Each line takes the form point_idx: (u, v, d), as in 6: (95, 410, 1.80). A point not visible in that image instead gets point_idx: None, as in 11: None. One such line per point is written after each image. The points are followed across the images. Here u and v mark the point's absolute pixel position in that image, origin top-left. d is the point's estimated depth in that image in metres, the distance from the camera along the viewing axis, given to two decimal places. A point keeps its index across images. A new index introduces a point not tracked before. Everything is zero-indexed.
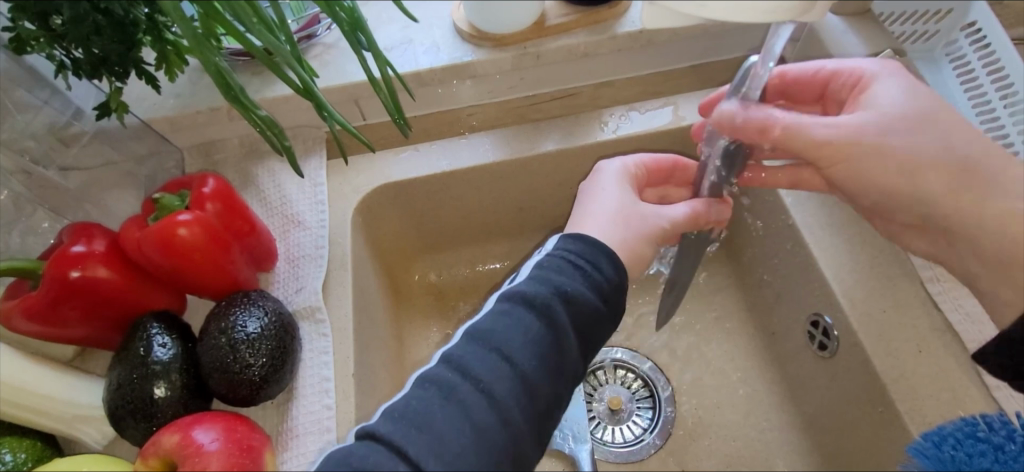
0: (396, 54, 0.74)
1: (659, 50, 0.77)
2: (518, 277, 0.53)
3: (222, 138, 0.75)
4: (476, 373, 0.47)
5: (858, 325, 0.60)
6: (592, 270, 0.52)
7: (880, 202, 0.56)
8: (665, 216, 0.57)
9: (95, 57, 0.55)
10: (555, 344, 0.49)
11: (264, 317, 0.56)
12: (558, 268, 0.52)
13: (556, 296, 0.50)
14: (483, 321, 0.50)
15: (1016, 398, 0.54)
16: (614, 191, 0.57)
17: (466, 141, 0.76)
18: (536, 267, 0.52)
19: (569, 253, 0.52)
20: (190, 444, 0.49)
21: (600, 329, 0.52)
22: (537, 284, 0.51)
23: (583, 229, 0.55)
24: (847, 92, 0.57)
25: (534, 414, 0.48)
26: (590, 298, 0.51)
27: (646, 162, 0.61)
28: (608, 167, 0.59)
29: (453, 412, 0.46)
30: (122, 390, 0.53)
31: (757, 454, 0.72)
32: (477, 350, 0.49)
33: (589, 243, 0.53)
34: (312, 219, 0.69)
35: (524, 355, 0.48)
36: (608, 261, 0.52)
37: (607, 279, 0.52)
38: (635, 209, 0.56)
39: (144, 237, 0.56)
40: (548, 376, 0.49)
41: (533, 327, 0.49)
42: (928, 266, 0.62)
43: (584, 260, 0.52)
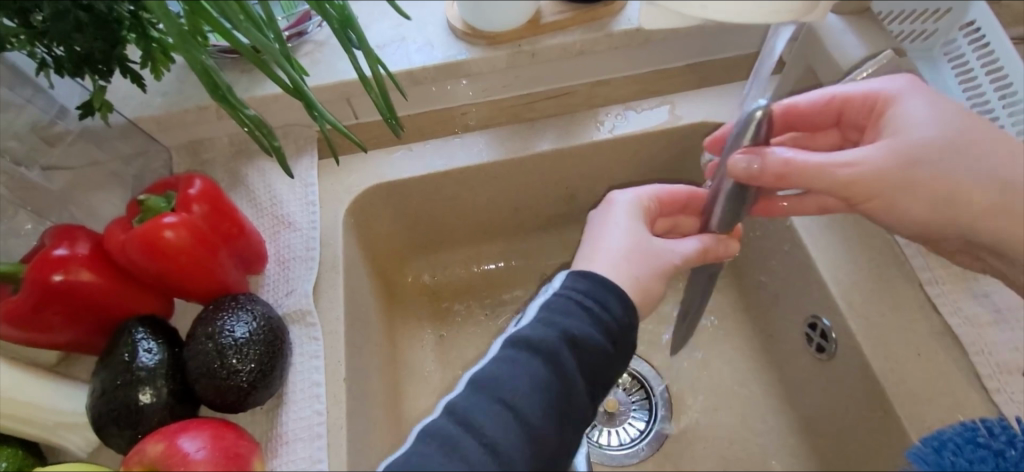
0: (388, 52, 0.73)
1: (656, 48, 0.76)
2: (523, 320, 0.52)
3: (211, 137, 0.74)
4: (480, 426, 0.47)
5: (856, 328, 0.59)
6: (600, 310, 0.51)
7: (918, 233, 0.56)
8: (677, 252, 0.56)
9: (77, 54, 0.53)
10: (562, 390, 0.49)
11: (252, 321, 0.55)
12: (565, 309, 0.51)
13: (562, 341, 0.49)
14: (488, 368, 0.50)
15: (1015, 402, 0.54)
16: (626, 226, 0.56)
17: (459, 140, 0.75)
18: (543, 308, 0.51)
19: (576, 292, 0.51)
20: (175, 453, 0.48)
21: (609, 370, 0.51)
22: (544, 327, 0.50)
23: (591, 266, 0.54)
24: (865, 116, 0.58)
25: (541, 461, 0.47)
26: (598, 339, 0.50)
27: (657, 195, 0.60)
28: (619, 199, 0.58)
29: (456, 466, 0.46)
30: (106, 396, 0.52)
31: (753, 457, 0.71)
32: (481, 401, 0.48)
33: (598, 282, 0.52)
34: (303, 219, 0.68)
35: (530, 406, 0.47)
36: (616, 300, 0.51)
37: (614, 317, 0.51)
38: (646, 245, 0.55)
39: (128, 239, 0.55)
40: (551, 422, 0.48)
41: (540, 374, 0.48)
42: (926, 267, 0.61)
43: (592, 301, 0.51)
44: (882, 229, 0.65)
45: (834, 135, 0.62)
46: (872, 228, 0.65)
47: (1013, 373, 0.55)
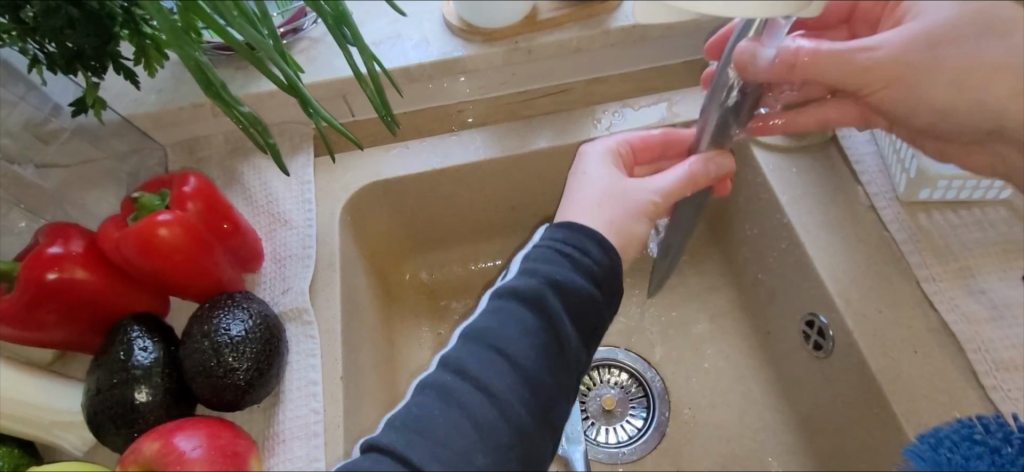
0: (384, 49, 0.72)
1: (653, 45, 0.75)
2: (509, 273, 0.52)
3: (207, 134, 0.73)
4: (474, 373, 0.47)
5: (853, 325, 0.60)
6: (581, 255, 0.51)
7: (935, 123, 0.57)
8: (654, 189, 0.56)
9: (70, 51, 0.53)
10: (552, 333, 0.49)
11: (248, 319, 0.54)
12: (546, 258, 0.51)
13: (546, 286, 0.49)
14: (477, 319, 0.50)
15: (1012, 399, 0.53)
16: (601, 171, 0.56)
17: (456, 137, 0.75)
18: (526, 260, 0.51)
19: (557, 242, 0.51)
20: (170, 452, 0.48)
21: (598, 315, 0.51)
22: (526, 277, 0.50)
23: (569, 215, 0.54)
24: (879, 10, 0.58)
25: (541, 400, 0.47)
26: (584, 286, 0.50)
27: (629, 141, 0.60)
28: (591, 150, 0.58)
29: (456, 414, 0.45)
30: (102, 395, 0.52)
31: (751, 454, 0.71)
32: (473, 350, 0.48)
33: (576, 229, 0.52)
34: (299, 218, 0.67)
35: (520, 348, 0.47)
36: (597, 247, 0.51)
37: (596, 263, 0.51)
38: (621, 186, 0.55)
39: (123, 237, 0.55)
40: (545, 365, 0.48)
41: (527, 320, 0.48)
42: (924, 264, 0.61)
43: (572, 247, 0.51)
44: (879, 227, 0.65)
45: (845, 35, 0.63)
46: (869, 226, 0.65)
47: (1010, 370, 0.55)
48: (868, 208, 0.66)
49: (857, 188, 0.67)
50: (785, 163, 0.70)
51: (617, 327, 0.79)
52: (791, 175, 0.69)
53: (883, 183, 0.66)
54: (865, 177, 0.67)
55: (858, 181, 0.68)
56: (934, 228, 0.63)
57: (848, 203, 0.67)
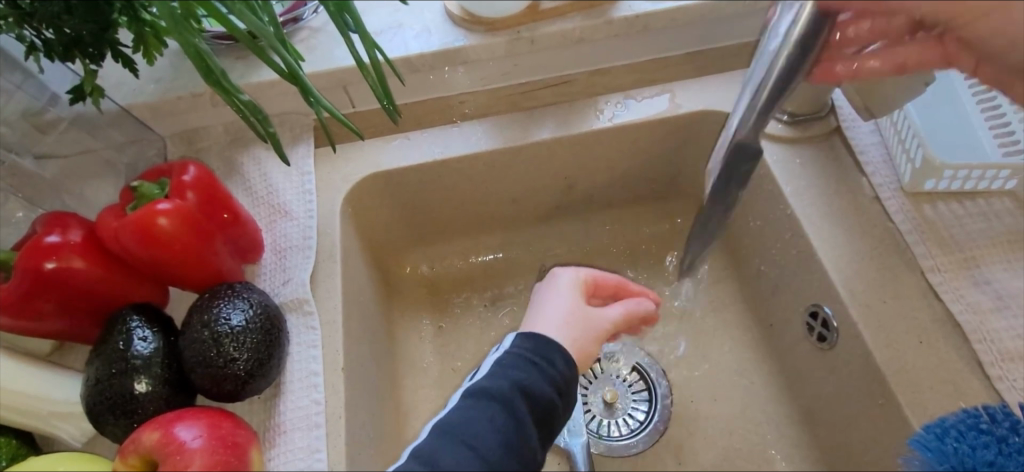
0: (385, 39, 0.72)
1: (657, 35, 0.75)
2: (477, 374, 0.52)
3: (206, 125, 0.73)
4: (444, 466, 0.47)
5: (858, 316, 0.59)
6: (548, 365, 0.51)
7: (1008, 48, 0.53)
8: (608, 319, 0.57)
9: (67, 37, 0.52)
10: (518, 436, 0.49)
11: (249, 310, 0.54)
12: (516, 364, 0.51)
13: (515, 391, 0.50)
14: (450, 416, 0.50)
15: (1017, 389, 0.53)
16: (564, 298, 0.57)
17: (457, 129, 0.75)
18: (495, 364, 0.52)
19: (525, 351, 0.52)
20: (171, 442, 0.47)
21: (561, 422, 0.52)
22: (496, 379, 0.50)
23: (534, 329, 0.55)
24: None
25: None
26: (549, 395, 0.51)
27: (594, 274, 0.60)
28: (560, 275, 0.59)
29: None
30: (100, 386, 0.51)
31: (754, 447, 0.71)
32: (446, 444, 0.48)
33: (542, 341, 0.52)
34: (300, 208, 0.67)
35: (490, 446, 0.48)
36: (563, 358, 0.52)
37: (563, 375, 0.52)
38: (581, 314, 0.56)
39: (121, 227, 0.54)
40: (514, 467, 0.48)
41: (497, 419, 0.49)
42: (928, 255, 0.60)
43: (540, 357, 0.52)
44: (884, 217, 0.64)
45: None
46: (874, 217, 0.65)
47: (1015, 361, 0.54)
48: (872, 199, 0.65)
49: (861, 179, 0.67)
50: (789, 153, 0.69)
51: None
52: (794, 166, 0.69)
53: (887, 173, 0.66)
54: (869, 168, 0.66)
55: (862, 172, 0.67)
56: (939, 219, 0.62)
57: (852, 194, 0.66)
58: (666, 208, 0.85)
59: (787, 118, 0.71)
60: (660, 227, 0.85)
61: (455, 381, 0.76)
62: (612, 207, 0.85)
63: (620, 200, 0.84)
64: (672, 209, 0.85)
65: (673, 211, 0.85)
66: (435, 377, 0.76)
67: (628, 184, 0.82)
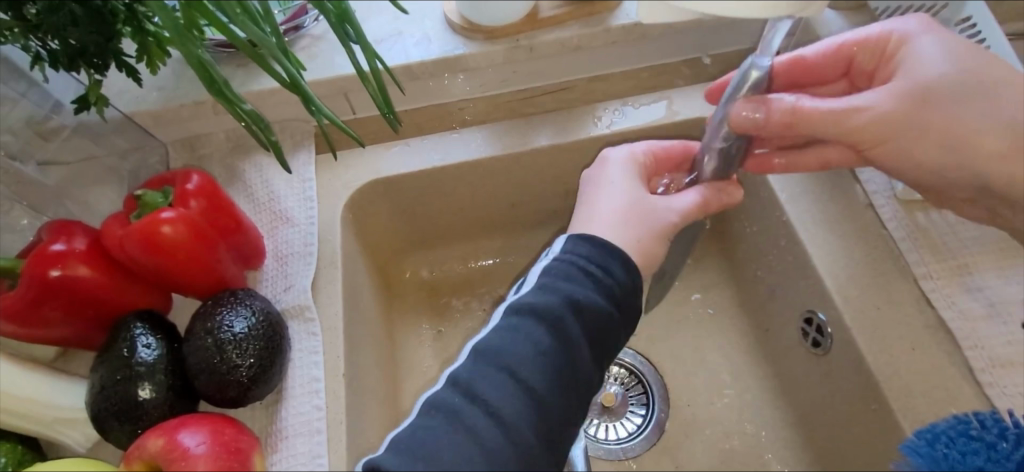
0: (385, 46, 0.72)
1: (654, 43, 0.76)
2: (525, 287, 0.53)
3: (208, 132, 0.73)
4: (484, 396, 0.48)
5: (852, 322, 0.60)
6: (603, 274, 0.52)
7: (925, 179, 0.58)
8: (674, 210, 0.57)
9: (72, 48, 0.53)
10: (567, 355, 0.50)
11: (251, 317, 0.55)
12: (566, 273, 0.52)
13: (565, 305, 0.50)
14: (490, 337, 0.50)
15: (1008, 395, 0.54)
16: (622, 188, 0.57)
17: (457, 135, 0.75)
18: (545, 274, 0.52)
19: (580, 257, 0.52)
20: (175, 448, 0.48)
21: (614, 335, 0.52)
22: (544, 293, 0.51)
23: (590, 230, 0.55)
24: (875, 62, 0.59)
25: (548, 436, 0.48)
26: (601, 303, 0.51)
27: (653, 148, 0.61)
28: (613, 158, 0.59)
29: (460, 435, 0.47)
30: (105, 392, 0.52)
31: (750, 450, 0.72)
32: (482, 370, 0.49)
33: (598, 246, 0.53)
34: (301, 215, 0.68)
35: (533, 372, 0.48)
36: (619, 265, 0.53)
37: (618, 282, 0.52)
38: (642, 204, 0.56)
39: (126, 235, 0.55)
40: (555, 388, 0.49)
41: (543, 340, 0.49)
42: (921, 262, 0.61)
43: (594, 265, 0.52)
44: (878, 224, 0.65)
45: (844, 84, 0.63)
46: (868, 224, 0.65)
47: (1005, 367, 0.56)
48: (866, 206, 0.66)
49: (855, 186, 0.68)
50: None
51: None
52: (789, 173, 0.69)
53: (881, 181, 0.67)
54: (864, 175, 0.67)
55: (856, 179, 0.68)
56: (932, 226, 0.63)
57: (847, 200, 0.67)
58: None
59: None
60: None
61: None
62: None
63: None
64: None
65: None
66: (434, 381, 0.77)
67: None
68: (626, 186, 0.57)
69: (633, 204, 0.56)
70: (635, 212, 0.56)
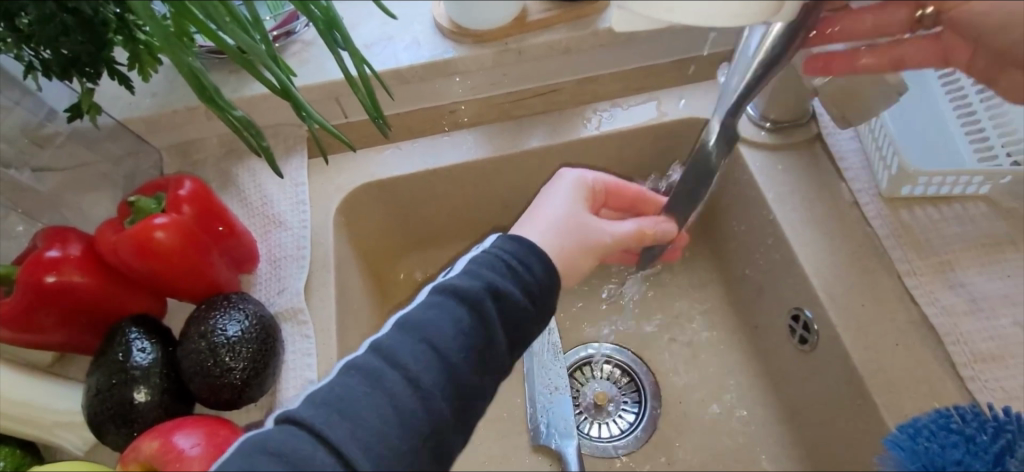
0: (375, 51, 0.73)
1: (642, 46, 0.76)
2: (451, 272, 0.51)
3: (201, 137, 0.74)
4: (405, 363, 0.46)
5: (837, 319, 0.61)
6: (523, 270, 0.51)
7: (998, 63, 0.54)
8: (609, 232, 0.57)
9: (65, 57, 0.53)
10: (484, 337, 0.49)
11: (244, 320, 0.55)
12: (491, 264, 0.50)
13: (486, 292, 0.49)
14: (414, 312, 0.49)
15: (990, 389, 0.55)
16: (563, 200, 0.56)
17: (448, 137, 0.76)
18: (470, 263, 0.51)
19: (505, 252, 0.51)
20: (170, 450, 0.48)
21: (533, 324, 0.51)
22: (469, 278, 0.49)
23: (522, 235, 0.54)
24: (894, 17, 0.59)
25: (458, 412, 0.47)
26: (518, 298, 0.50)
27: (607, 182, 0.59)
28: (565, 175, 0.59)
29: (380, 400, 0.45)
30: (101, 396, 0.53)
31: (740, 447, 0.73)
32: (405, 339, 0.47)
33: (526, 245, 0.52)
34: (294, 218, 0.68)
35: (452, 345, 0.47)
36: (539, 262, 0.51)
37: (537, 280, 0.51)
38: (580, 221, 0.55)
39: (120, 240, 0.55)
40: (473, 363, 0.48)
41: (463, 321, 0.48)
42: (905, 259, 0.62)
43: (517, 261, 0.51)
44: (863, 222, 0.66)
45: None
46: (853, 222, 0.66)
47: (987, 361, 0.56)
48: (851, 204, 0.67)
49: (841, 185, 0.69)
50: (771, 159, 0.71)
51: (609, 324, 0.81)
52: (776, 172, 0.70)
53: (866, 179, 0.68)
54: (849, 174, 0.68)
55: (842, 178, 0.69)
56: (915, 223, 0.64)
57: (832, 199, 0.68)
58: None
59: (769, 125, 0.72)
60: None
61: None
62: None
63: None
64: None
65: None
66: None
67: None
68: (572, 206, 0.56)
69: (573, 221, 0.55)
70: (574, 226, 0.55)
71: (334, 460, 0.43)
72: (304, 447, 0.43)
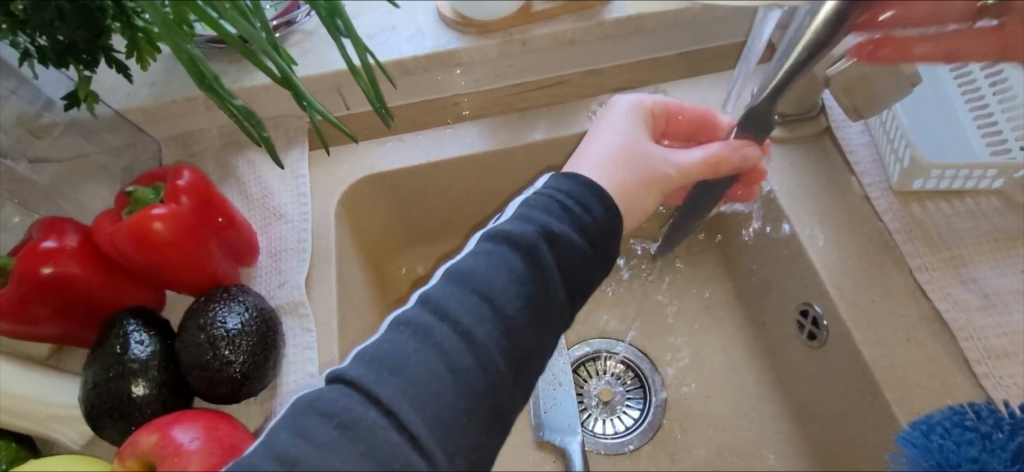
0: (378, 41, 0.72)
1: (649, 37, 0.75)
2: (502, 218, 0.51)
3: (201, 128, 0.73)
4: (454, 316, 0.45)
5: (847, 314, 0.60)
6: (581, 211, 0.50)
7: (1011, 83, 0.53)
8: (673, 162, 0.55)
9: (60, 44, 0.52)
10: (540, 283, 0.48)
11: (244, 313, 0.54)
12: (545, 207, 0.49)
13: (540, 236, 0.48)
14: (465, 261, 0.48)
15: (1004, 386, 0.54)
16: (621, 128, 0.55)
17: (451, 130, 0.75)
18: (522, 207, 0.50)
19: (558, 192, 0.50)
20: (168, 444, 0.47)
21: (587, 271, 0.50)
22: (521, 223, 0.49)
23: (579, 169, 0.53)
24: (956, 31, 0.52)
25: (517, 362, 0.46)
26: (576, 242, 0.49)
27: (668, 103, 0.58)
28: (619, 102, 0.57)
29: (429, 354, 0.44)
30: (98, 389, 0.52)
31: (746, 444, 0.72)
32: (455, 291, 0.46)
33: (582, 183, 0.51)
34: (294, 210, 0.67)
35: (506, 294, 0.46)
36: (600, 206, 0.50)
37: (596, 221, 0.50)
38: (640, 149, 0.54)
39: (117, 231, 0.54)
40: (528, 317, 0.47)
41: (517, 268, 0.47)
42: (917, 254, 0.61)
43: (574, 201, 0.50)
44: (873, 217, 0.65)
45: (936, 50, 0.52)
46: (863, 216, 0.65)
47: (1001, 358, 0.55)
48: (861, 198, 0.66)
49: (851, 179, 0.68)
50: (779, 153, 0.70)
51: (614, 320, 0.80)
52: (785, 165, 0.69)
53: (876, 173, 0.66)
54: (859, 168, 0.67)
55: (851, 171, 0.68)
56: (927, 217, 0.63)
57: (841, 193, 0.67)
58: None
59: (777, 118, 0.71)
60: None
61: None
62: None
63: None
64: None
65: None
66: None
67: None
68: (629, 137, 0.54)
69: (630, 150, 0.54)
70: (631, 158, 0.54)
71: (386, 420, 0.41)
72: (356, 407, 0.42)
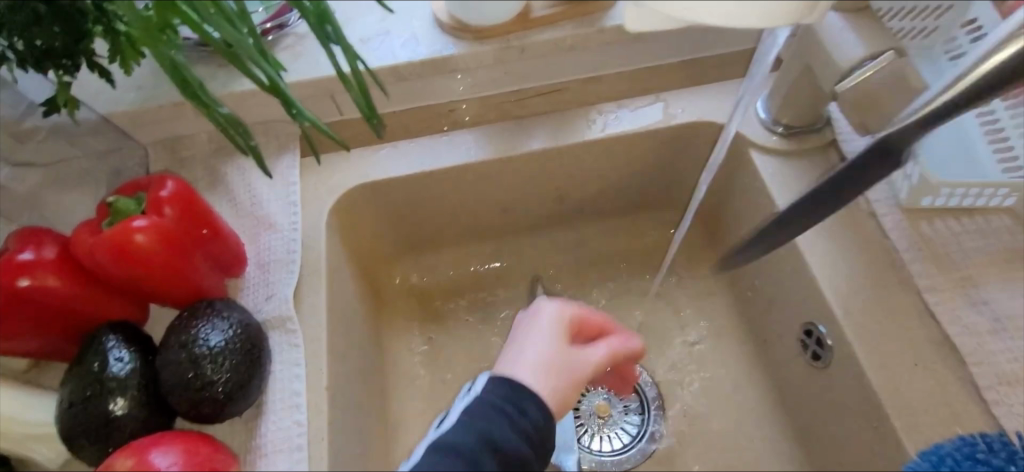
0: (371, 46, 0.70)
1: (652, 44, 0.73)
2: (445, 423, 0.50)
3: (189, 134, 0.71)
4: None
5: (852, 335, 0.58)
6: (518, 414, 0.49)
7: None
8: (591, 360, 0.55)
9: (38, 48, 0.50)
10: None
11: (229, 329, 0.53)
12: (486, 417, 0.48)
13: (483, 447, 0.47)
14: None
15: (1015, 414, 0.52)
16: (546, 340, 0.54)
17: (447, 138, 0.73)
18: (462, 414, 0.49)
19: (495, 400, 0.49)
20: (146, 470, 0.45)
21: None
22: (463, 433, 0.48)
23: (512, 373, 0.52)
24: None
25: None
26: (522, 451, 0.48)
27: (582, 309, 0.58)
28: (543, 308, 0.56)
29: None
30: (74, 409, 0.50)
31: (746, 464, 0.70)
32: None
33: (517, 390, 0.50)
34: (284, 220, 0.66)
35: None
36: (536, 406, 0.50)
37: (534, 425, 0.49)
38: (566, 359, 0.53)
39: (96, 243, 0.52)
40: None
41: None
42: (925, 274, 0.59)
43: (511, 405, 0.49)
44: (880, 234, 0.63)
45: None
46: (870, 233, 0.63)
47: (1013, 385, 0.53)
48: (868, 214, 0.64)
49: (857, 193, 0.66)
50: (785, 167, 0.68)
51: None
52: (789, 179, 0.67)
53: (883, 188, 0.64)
54: None
55: None
56: (936, 236, 0.61)
57: (848, 208, 0.65)
58: (658, 217, 0.84)
59: (781, 129, 0.69)
60: (650, 236, 0.84)
61: (445, 393, 0.76)
62: (606, 218, 0.84)
63: (614, 211, 0.83)
64: (666, 219, 0.84)
65: (665, 221, 0.84)
66: (423, 390, 0.76)
67: (621, 195, 0.81)
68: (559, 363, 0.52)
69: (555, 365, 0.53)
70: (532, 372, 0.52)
71: None
72: None
